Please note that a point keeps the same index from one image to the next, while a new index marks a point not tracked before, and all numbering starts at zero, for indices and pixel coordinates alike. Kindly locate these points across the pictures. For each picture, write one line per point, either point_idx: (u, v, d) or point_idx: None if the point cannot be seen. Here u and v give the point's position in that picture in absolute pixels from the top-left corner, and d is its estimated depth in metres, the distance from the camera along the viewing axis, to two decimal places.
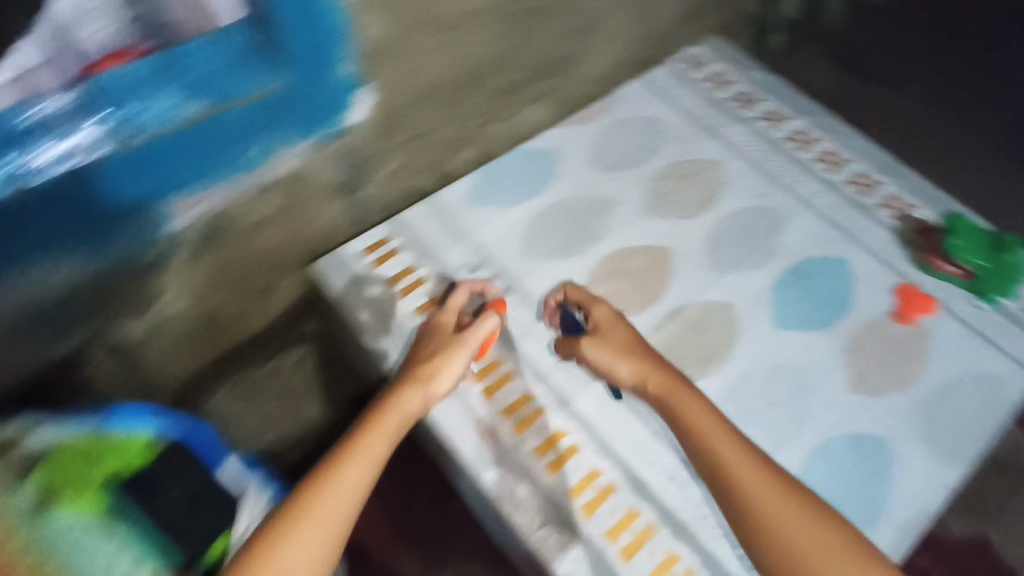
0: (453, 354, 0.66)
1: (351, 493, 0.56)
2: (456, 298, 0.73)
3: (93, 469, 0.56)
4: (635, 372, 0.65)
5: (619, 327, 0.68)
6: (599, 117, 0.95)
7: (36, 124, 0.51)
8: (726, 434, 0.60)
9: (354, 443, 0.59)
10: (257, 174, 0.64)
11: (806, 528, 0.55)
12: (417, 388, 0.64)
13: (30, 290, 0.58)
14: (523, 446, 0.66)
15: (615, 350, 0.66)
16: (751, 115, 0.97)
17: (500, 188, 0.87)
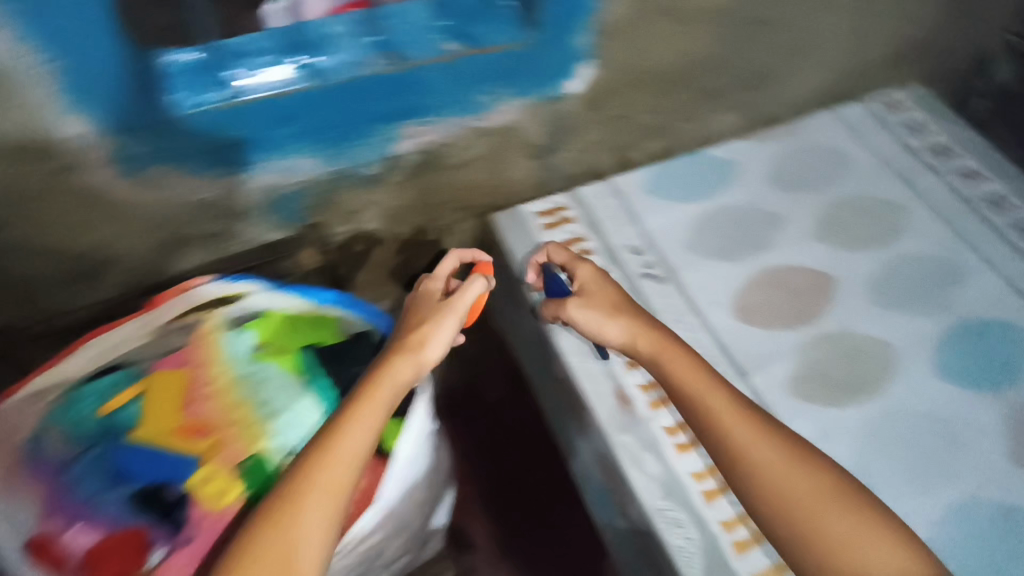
0: (440, 320, 0.60)
1: (344, 466, 0.50)
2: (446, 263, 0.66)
3: (296, 336, 0.67)
4: (625, 332, 0.66)
5: (604, 287, 0.70)
6: (785, 137, 0.95)
7: (330, 32, 0.61)
8: (722, 396, 0.61)
9: (342, 418, 0.53)
10: (478, 119, 0.71)
11: (814, 493, 0.56)
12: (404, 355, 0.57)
13: (279, 177, 0.66)
14: (657, 421, 0.70)
15: (600, 308, 0.67)
16: (946, 167, 0.92)
17: (676, 184, 0.90)
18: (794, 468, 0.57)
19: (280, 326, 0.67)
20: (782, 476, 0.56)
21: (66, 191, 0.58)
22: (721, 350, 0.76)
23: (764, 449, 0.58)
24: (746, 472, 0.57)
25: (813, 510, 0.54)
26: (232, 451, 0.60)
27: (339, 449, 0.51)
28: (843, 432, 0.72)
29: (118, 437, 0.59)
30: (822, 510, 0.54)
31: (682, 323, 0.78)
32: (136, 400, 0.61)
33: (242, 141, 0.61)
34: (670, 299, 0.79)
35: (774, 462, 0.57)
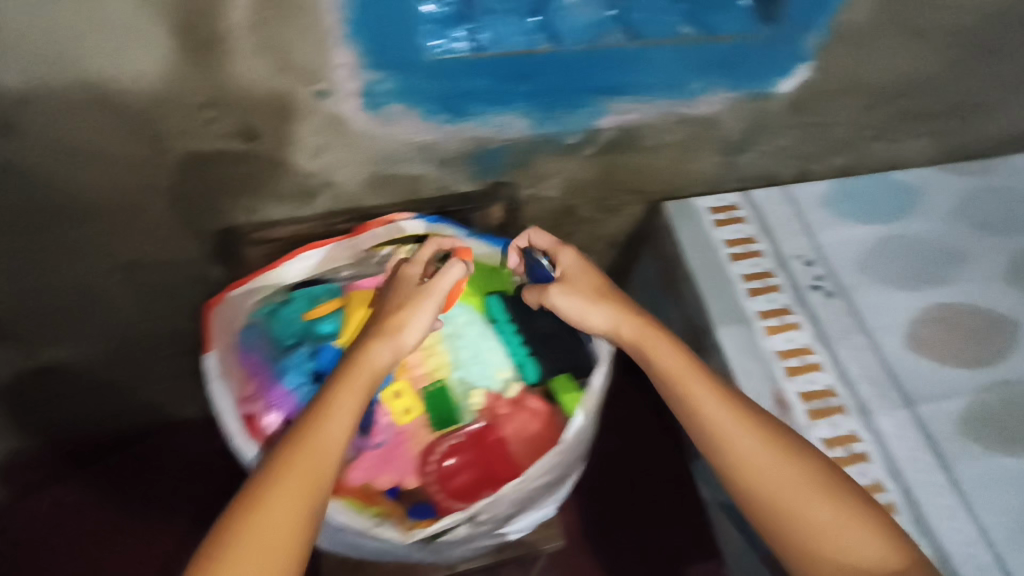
0: (420, 306, 0.59)
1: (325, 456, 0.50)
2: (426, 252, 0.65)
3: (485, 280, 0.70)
4: (609, 320, 0.61)
5: (586, 272, 0.64)
6: (981, 174, 0.90)
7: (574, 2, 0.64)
8: (712, 387, 0.57)
9: (315, 410, 0.52)
10: (687, 106, 0.72)
11: (807, 501, 0.52)
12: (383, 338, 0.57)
13: (493, 131, 0.70)
14: (814, 431, 0.70)
15: (581, 295, 0.62)
16: None
17: (855, 202, 0.87)
18: (776, 455, 0.54)
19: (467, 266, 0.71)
20: (763, 468, 0.53)
21: (313, 115, 0.63)
22: (886, 376, 0.74)
23: (749, 438, 0.55)
24: (732, 468, 0.55)
25: (793, 498, 0.52)
26: (415, 371, 0.65)
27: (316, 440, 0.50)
28: (1009, 485, 0.68)
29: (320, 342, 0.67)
30: (802, 498, 0.52)
31: (848, 341, 0.76)
32: (337, 312, 0.69)
33: (475, 91, 0.65)
34: (838, 316, 0.78)
35: (759, 456, 0.54)
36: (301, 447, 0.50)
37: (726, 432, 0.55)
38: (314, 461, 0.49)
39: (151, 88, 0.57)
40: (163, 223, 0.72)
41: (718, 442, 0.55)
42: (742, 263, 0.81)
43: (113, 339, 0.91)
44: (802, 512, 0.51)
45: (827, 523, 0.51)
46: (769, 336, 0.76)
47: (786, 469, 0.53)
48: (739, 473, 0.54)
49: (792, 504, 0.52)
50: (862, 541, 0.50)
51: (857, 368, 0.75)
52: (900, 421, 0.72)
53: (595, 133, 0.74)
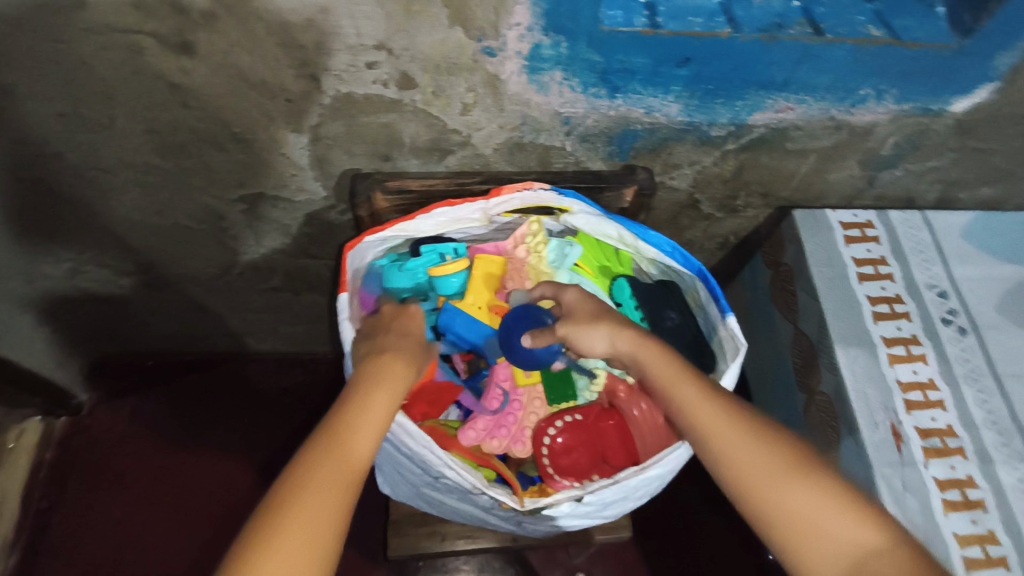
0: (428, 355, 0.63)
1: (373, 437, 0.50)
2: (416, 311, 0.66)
3: (616, 266, 0.75)
4: (607, 339, 0.61)
5: (587, 300, 0.65)
6: None
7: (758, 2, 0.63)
8: (695, 381, 0.56)
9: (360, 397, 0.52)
10: (848, 113, 0.69)
11: (779, 487, 0.49)
12: (402, 363, 0.56)
13: (641, 113, 0.68)
14: (928, 469, 0.67)
15: (577, 325, 0.63)
16: None
17: (998, 237, 0.82)
18: (751, 441, 0.51)
19: (597, 243, 0.73)
20: (737, 454, 0.51)
21: (473, 72, 0.62)
22: (1011, 423, 0.70)
23: (726, 427, 0.52)
24: (711, 458, 0.53)
25: (767, 483, 0.50)
26: None
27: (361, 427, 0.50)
28: None
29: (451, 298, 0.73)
30: (781, 486, 0.49)
31: (975, 382, 0.73)
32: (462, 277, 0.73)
33: (634, 69, 0.63)
34: (969, 354, 0.74)
35: (732, 442, 0.52)
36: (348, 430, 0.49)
37: (708, 426, 0.53)
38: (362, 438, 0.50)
39: (326, 25, 0.57)
40: (299, 162, 0.72)
41: (696, 433, 0.54)
42: (869, 284, 0.78)
43: (221, 268, 0.93)
44: (777, 499, 0.49)
45: (804, 511, 0.48)
46: (893, 365, 0.73)
47: (763, 457, 0.51)
48: (715, 462, 0.52)
49: (765, 488, 0.50)
50: (842, 523, 0.47)
51: (980, 412, 0.71)
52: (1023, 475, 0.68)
53: (745, 129, 0.71)
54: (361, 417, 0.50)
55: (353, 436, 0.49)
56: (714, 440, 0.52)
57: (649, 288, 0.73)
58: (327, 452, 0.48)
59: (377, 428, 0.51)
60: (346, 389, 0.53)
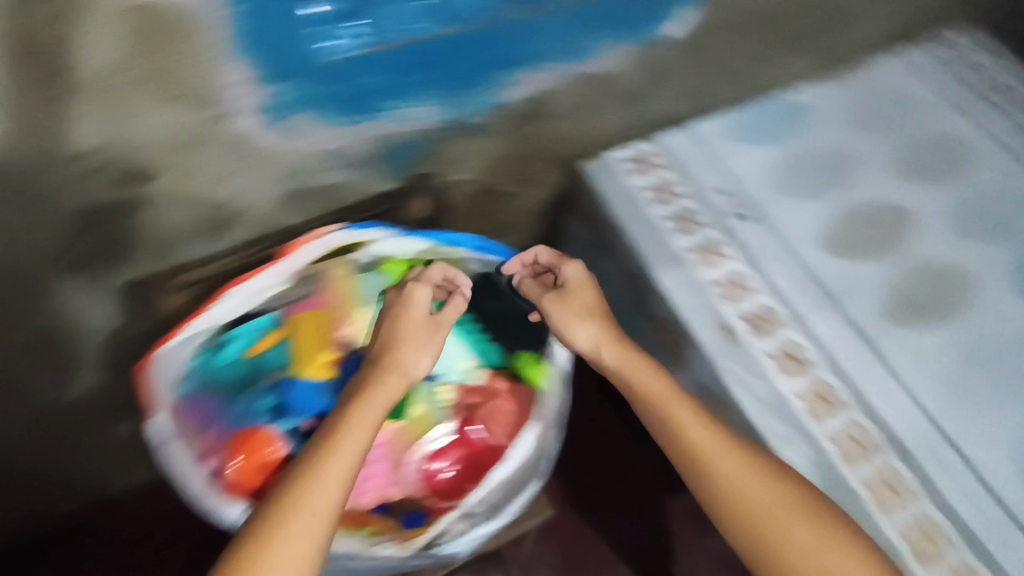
0: (427, 348, 0.64)
1: (333, 491, 0.51)
2: (434, 276, 0.68)
3: None
4: (591, 340, 0.67)
5: (587, 287, 0.69)
6: (853, 82, 0.98)
7: None
8: (692, 412, 0.62)
9: (328, 446, 0.54)
10: (589, 64, 0.75)
11: (791, 523, 0.56)
12: (396, 372, 0.60)
13: (402, 124, 0.69)
14: (759, 347, 0.74)
15: (572, 314, 0.68)
16: (1003, 103, 0.98)
17: (755, 128, 0.92)
18: (759, 478, 0.58)
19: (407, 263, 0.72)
20: (746, 493, 0.57)
21: (215, 141, 0.60)
22: (812, 281, 0.79)
23: (732, 462, 0.59)
24: (723, 496, 0.58)
25: (775, 521, 0.56)
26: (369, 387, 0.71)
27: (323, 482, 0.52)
28: (935, 355, 0.75)
29: (277, 375, 0.70)
30: (786, 523, 0.56)
31: (774, 259, 0.81)
32: (284, 342, 0.71)
33: (378, 87, 0.64)
34: (762, 237, 0.82)
35: (741, 478, 0.58)
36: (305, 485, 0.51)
37: (713, 460, 0.59)
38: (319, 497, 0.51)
39: (32, 142, 0.52)
40: (62, 292, 0.65)
41: (705, 470, 0.59)
42: (666, 206, 0.84)
43: (23, 443, 0.80)
44: (787, 537, 0.55)
45: (809, 546, 0.54)
46: (705, 269, 0.79)
47: (766, 492, 0.57)
48: (722, 498, 0.58)
49: (773, 526, 0.56)
50: (839, 560, 0.54)
51: (787, 282, 0.79)
52: (833, 323, 0.77)
53: (503, 108, 0.74)
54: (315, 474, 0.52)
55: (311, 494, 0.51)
56: (718, 464, 0.59)
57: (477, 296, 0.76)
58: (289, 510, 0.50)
59: (342, 481, 0.52)
60: (319, 436, 0.55)
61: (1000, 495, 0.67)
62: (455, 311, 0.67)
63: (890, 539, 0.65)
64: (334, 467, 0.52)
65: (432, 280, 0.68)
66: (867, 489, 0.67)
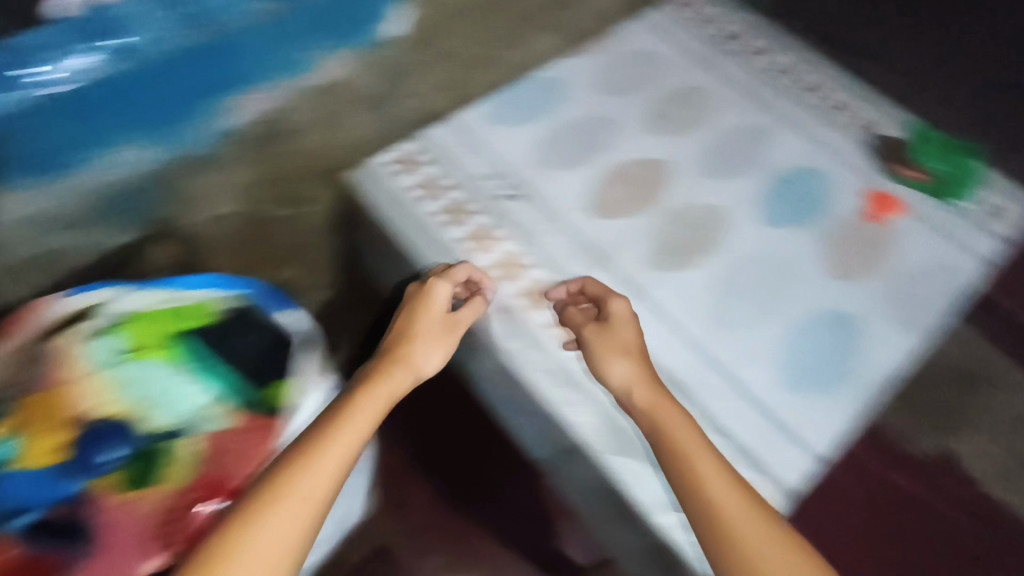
0: (438, 344, 0.70)
1: (336, 462, 0.56)
2: (459, 275, 0.74)
3: (175, 323, 0.65)
4: (624, 378, 0.67)
5: (628, 327, 0.71)
6: (603, 50, 1.02)
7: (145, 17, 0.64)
8: (717, 465, 0.60)
9: (337, 422, 0.59)
10: (310, 77, 0.75)
11: None
12: (404, 366, 0.67)
13: (104, 172, 0.67)
14: (539, 320, 0.75)
15: (611, 349, 0.69)
16: (738, 49, 1.06)
17: (516, 109, 0.93)
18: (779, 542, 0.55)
19: (147, 319, 0.64)
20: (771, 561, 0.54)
21: None
22: (583, 247, 0.82)
23: (754, 523, 0.56)
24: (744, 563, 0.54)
25: None
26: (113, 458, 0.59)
27: (327, 454, 0.56)
28: (699, 292, 0.79)
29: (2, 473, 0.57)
30: None
31: (546, 233, 0.83)
32: (10, 438, 0.58)
33: (54, 135, 0.62)
34: (531, 214, 0.84)
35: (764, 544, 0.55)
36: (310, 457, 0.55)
37: (737, 517, 0.56)
38: (324, 467, 0.55)
39: None
40: None
41: (730, 527, 0.56)
42: (437, 201, 0.84)
43: None
44: None
45: None
46: (480, 256, 0.80)
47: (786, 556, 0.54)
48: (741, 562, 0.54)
49: None
50: None
51: (560, 252, 0.81)
52: (605, 283, 0.79)
53: (233, 137, 0.73)
54: (323, 446, 0.56)
55: (318, 463, 0.55)
56: (740, 522, 0.56)
57: (233, 344, 0.67)
58: (296, 474, 0.54)
59: (345, 455, 0.57)
60: (331, 412, 0.61)
61: (766, 408, 0.73)
62: (471, 313, 0.72)
63: None
64: (341, 442, 0.57)
65: (456, 279, 0.73)
66: None
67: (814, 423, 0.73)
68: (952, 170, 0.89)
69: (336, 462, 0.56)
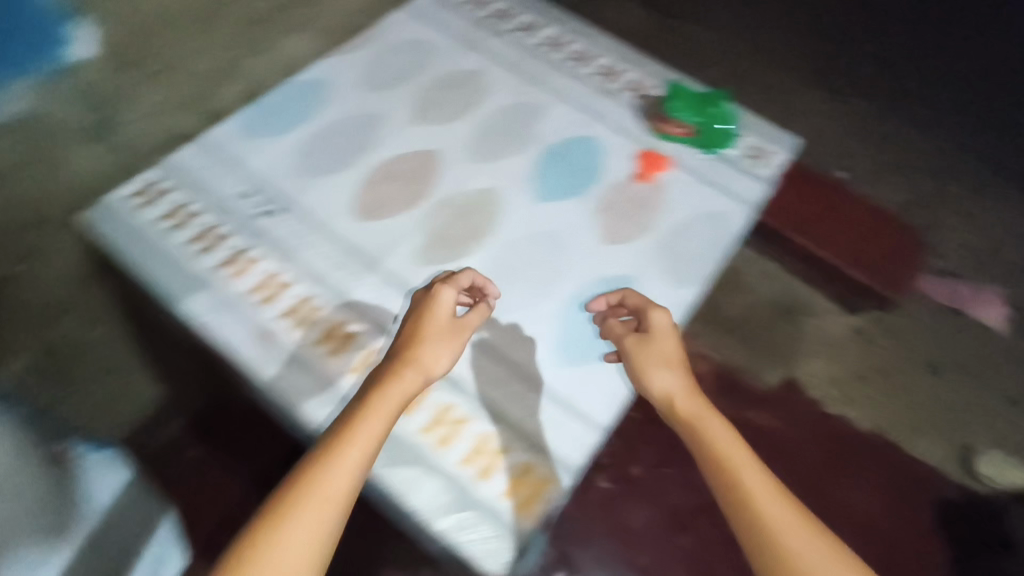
0: (451, 345, 0.64)
1: (346, 480, 0.51)
2: (462, 282, 0.70)
3: None
4: (664, 391, 0.63)
5: (670, 337, 0.67)
6: (367, 45, 0.99)
7: None
8: (755, 469, 0.56)
9: (347, 430, 0.54)
10: None
11: None
12: (414, 368, 0.60)
13: None
14: (301, 340, 0.71)
15: (651, 361, 0.64)
16: (509, 29, 1.05)
17: (273, 118, 0.88)
18: (828, 550, 0.52)
19: None
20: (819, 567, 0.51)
21: None
22: (349, 253, 0.77)
23: (801, 535, 0.52)
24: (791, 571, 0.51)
25: None
26: None
27: (340, 468, 0.51)
28: None
29: None
30: None
31: (308, 245, 0.77)
32: None
33: None
34: (290, 226, 0.79)
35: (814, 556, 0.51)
36: (318, 474, 0.51)
37: (780, 525, 0.53)
38: (333, 489, 0.50)
39: None
40: None
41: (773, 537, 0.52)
42: (187, 228, 0.78)
43: None
44: None
45: None
46: (236, 280, 0.74)
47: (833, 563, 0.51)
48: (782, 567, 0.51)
49: None
50: None
51: (323, 261, 0.76)
52: (373, 285, 0.75)
53: None
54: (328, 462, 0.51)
55: (326, 482, 0.50)
56: (783, 529, 0.52)
57: None
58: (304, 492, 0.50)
59: (355, 471, 0.52)
60: (338, 420, 0.56)
61: (546, 385, 0.71)
62: (477, 318, 0.68)
63: (450, 470, 0.65)
64: (349, 456, 0.52)
65: (460, 285, 0.69)
66: (424, 435, 0.66)
67: (595, 395, 0.71)
68: (708, 121, 0.92)
69: (344, 480, 0.51)
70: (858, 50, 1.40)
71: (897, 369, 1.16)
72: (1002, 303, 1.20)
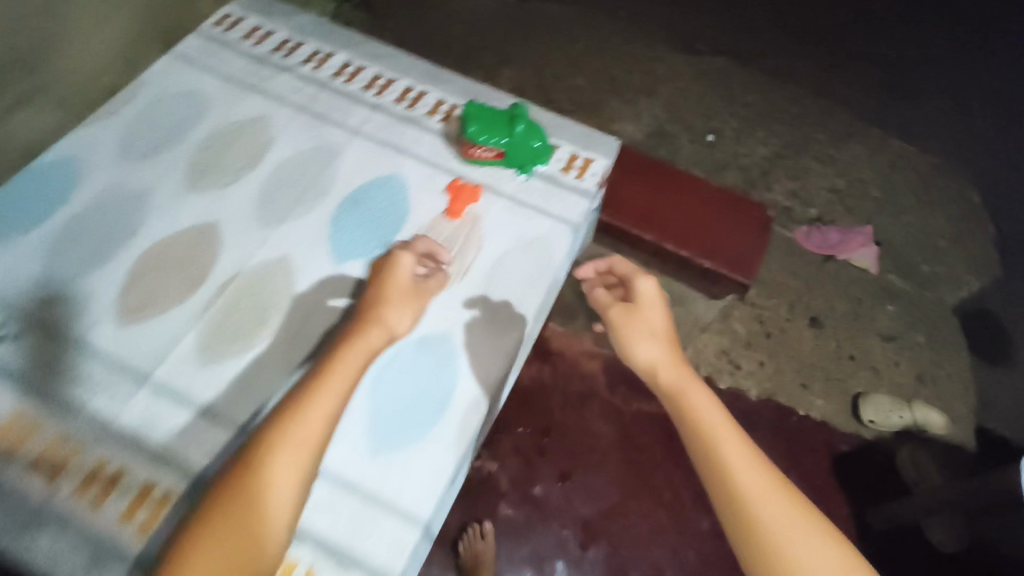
0: (411, 306, 0.68)
1: (321, 422, 0.52)
2: (420, 249, 0.74)
3: None
4: (648, 356, 0.64)
5: (656, 306, 0.69)
6: (124, 108, 0.86)
7: None
8: (712, 403, 0.59)
9: (320, 376, 0.55)
10: None
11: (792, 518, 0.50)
12: (379, 326, 0.62)
13: None
14: (58, 494, 0.60)
15: (634, 331, 0.66)
16: (294, 61, 0.94)
17: (10, 217, 0.75)
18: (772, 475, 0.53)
19: None
20: (752, 477, 0.52)
21: None
22: (113, 369, 0.66)
23: (747, 458, 0.54)
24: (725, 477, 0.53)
25: (775, 515, 0.50)
26: None
27: (318, 403, 0.53)
28: (263, 372, 0.68)
29: None
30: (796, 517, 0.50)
31: (60, 370, 0.66)
32: None
33: None
34: (37, 350, 0.67)
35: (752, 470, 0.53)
36: (295, 414, 0.52)
37: (725, 443, 0.55)
38: (310, 429, 0.52)
39: None
40: None
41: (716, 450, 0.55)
42: None
43: None
44: (783, 533, 0.49)
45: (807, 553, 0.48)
46: None
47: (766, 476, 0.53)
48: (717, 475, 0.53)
49: (766, 510, 0.51)
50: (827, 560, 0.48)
51: (78, 389, 0.65)
52: (144, 404, 0.65)
53: None
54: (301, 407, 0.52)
55: (301, 420, 0.52)
56: (725, 446, 0.54)
57: None
58: (279, 432, 0.51)
59: (332, 412, 0.53)
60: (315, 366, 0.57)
61: (356, 485, 0.63)
62: (436, 285, 0.74)
63: None
64: (324, 399, 0.53)
65: (417, 253, 0.74)
66: None
67: (410, 485, 0.64)
68: (513, 141, 0.84)
69: (321, 422, 0.52)
70: (682, 41, 1.45)
71: (781, 329, 1.13)
72: (870, 241, 1.22)
